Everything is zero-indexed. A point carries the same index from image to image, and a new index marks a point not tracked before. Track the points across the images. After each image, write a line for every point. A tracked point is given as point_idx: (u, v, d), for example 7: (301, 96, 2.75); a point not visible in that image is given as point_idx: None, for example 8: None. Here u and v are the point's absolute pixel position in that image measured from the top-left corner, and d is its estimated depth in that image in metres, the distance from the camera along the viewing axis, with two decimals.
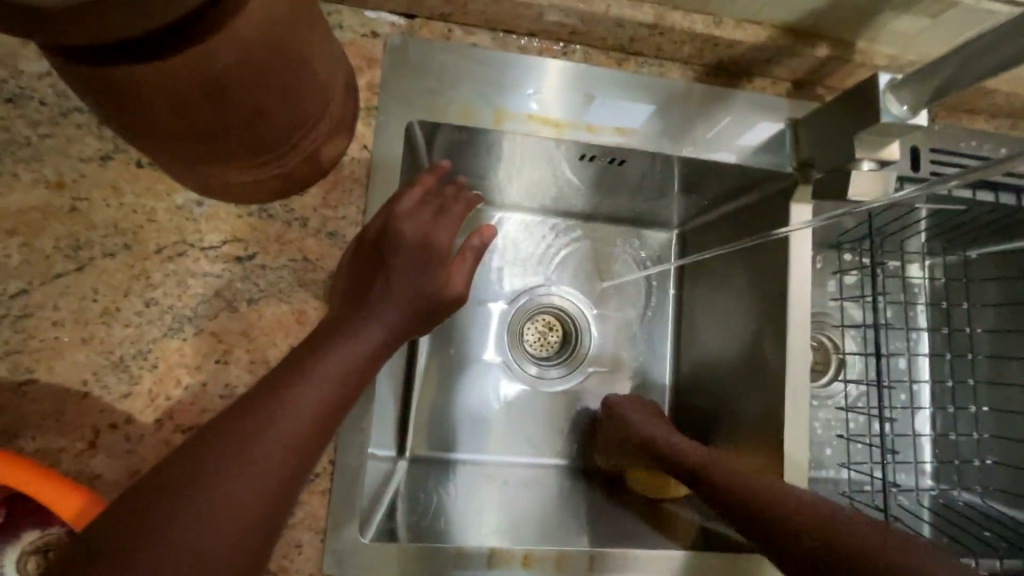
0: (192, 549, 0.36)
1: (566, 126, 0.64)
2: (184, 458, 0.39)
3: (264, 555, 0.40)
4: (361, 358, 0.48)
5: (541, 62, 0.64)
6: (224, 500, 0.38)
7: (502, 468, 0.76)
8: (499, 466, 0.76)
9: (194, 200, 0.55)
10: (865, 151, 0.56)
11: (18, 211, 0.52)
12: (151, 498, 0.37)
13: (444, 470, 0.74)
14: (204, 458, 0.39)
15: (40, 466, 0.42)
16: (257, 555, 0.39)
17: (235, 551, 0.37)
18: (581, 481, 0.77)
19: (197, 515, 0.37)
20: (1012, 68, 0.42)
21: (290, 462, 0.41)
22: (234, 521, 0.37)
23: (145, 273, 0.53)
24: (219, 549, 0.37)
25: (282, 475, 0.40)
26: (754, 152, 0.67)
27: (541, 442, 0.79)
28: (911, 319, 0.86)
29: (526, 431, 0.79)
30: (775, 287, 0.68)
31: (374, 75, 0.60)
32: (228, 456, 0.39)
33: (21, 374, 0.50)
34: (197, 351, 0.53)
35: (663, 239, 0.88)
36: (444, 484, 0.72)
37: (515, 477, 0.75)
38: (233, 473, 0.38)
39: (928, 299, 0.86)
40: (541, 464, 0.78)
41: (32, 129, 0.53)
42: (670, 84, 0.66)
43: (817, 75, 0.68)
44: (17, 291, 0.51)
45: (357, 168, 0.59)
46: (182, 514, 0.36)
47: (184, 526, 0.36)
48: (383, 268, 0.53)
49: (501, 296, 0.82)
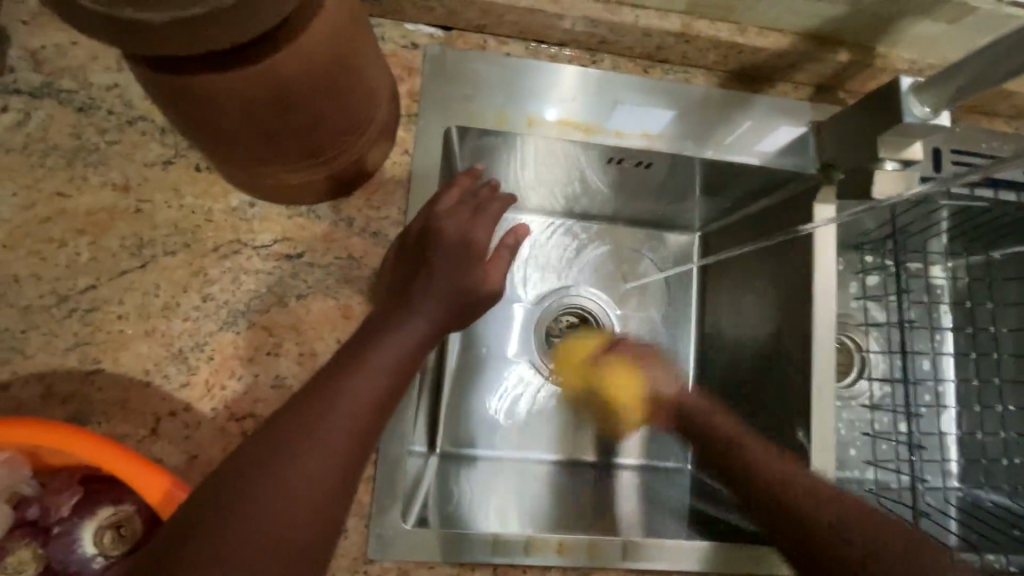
0: (271, 529, 0.40)
1: (595, 130, 0.67)
2: (257, 445, 0.44)
3: (331, 535, 0.43)
4: (407, 351, 0.51)
5: (571, 70, 0.67)
6: (295, 484, 0.42)
7: (529, 465, 0.78)
8: (525, 462, 0.78)
9: (248, 201, 0.58)
10: (889, 151, 0.58)
11: (87, 212, 0.56)
12: (227, 482, 0.42)
13: (473, 465, 0.76)
14: (271, 446, 0.43)
15: (121, 447, 0.44)
16: (324, 533, 0.42)
17: (308, 530, 0.41)
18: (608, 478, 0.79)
19: (268, 497, 0.41)
20: None
21: (350, 448, 0.45)
22: (304, 503, 0.41)
23: (202, 270, 0.56)
24: (290, 527, 0.41)
25: (343, 461, 0.44)
26: (777, 154, 0.69)
27: (567, 440, 0.81)
28: (934, 319, 0.86)
29: (552, 429, 0.81)
30: (799, 285, 0.70)
31: (414, 84, 0.64)
32: (292, 444, 0.43)
33: (89, 364, 0.54)
34: (250, 344, 0.56)
35: (685, 241, 0.90)
36: (475, 478, 0.74)
37: (541, 473, 0.77)
38: (296, 458, 0.42)
39: (951, 299, 0.87)
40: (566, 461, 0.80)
41: (100, 136, 0.57)
42: (695, 90, 0.69)
43: (839, 79, 0.70)
44: (86, 286, 0.55)
45: (398, 171, 0.62)
46: (259, 497, 0.41)
47: (261, 508, 0.40)
48: (425, 265, 0.56)
49: (528, 296, 0.85)
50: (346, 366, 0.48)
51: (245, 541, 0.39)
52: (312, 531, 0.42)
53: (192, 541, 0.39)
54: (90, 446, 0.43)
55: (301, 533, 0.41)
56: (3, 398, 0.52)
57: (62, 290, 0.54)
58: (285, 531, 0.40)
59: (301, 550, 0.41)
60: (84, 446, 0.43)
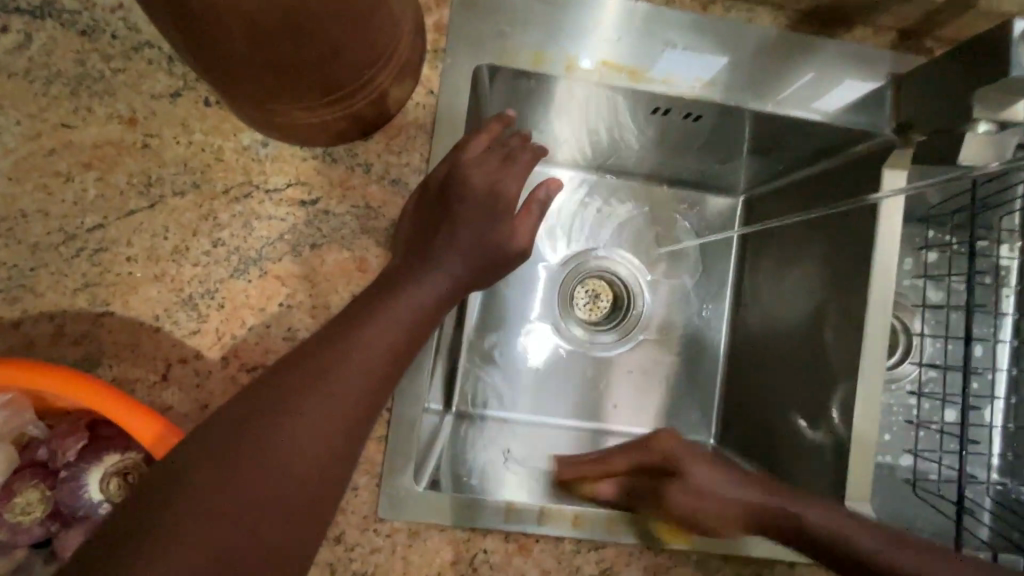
0: (269, 480, 0.38)
1: (641, 74, 0.60)
2: (262, 393, 0.41)
3: (340, 484, 0.42)
4: (426, 305, 0.48)
5: (619, 5, 0.59)
6: (298, 435, 0.39)
7: (537, 427, 0.75)
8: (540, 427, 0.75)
9: (260, 140, 0.54)
10: (985, 109, 0.50)
11: (93, 146, 0.52)
12: (236, 422, 0.40)
13: (487, 426, 0.74)
14: (278, 391, 0.41)
15: (113, 392, 0.43)
16: (331, 483, 0.41)
17: (311, 485, 0.40)
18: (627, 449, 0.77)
19: (276, 443, 0.39)
20: None
21: (358, 406, 0.42)
22: (307, 458, 0.39)
23: (212, 213, 0.53)
24: (294, 475, 0.39)
25: (352, 416, 0.42)
26: (845, 111, 0.62)
27: (581, 405, 0.77)
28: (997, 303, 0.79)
29: (566, 395, 0.77)
30: (855, 261, 0.63)
31: (442, 15, 0.57)
32: (301, 391, 0.41)
33: (98, 306, 0.52)
34: (261, 293, 0.53)
35: (726, 205, 0.83)
36: (488, 440, 0.72)
37: (550, 440, 0.74)
38: (309, 408, 0.40)
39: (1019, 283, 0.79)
40: (579, 427, 0.77)
41: (105, 64, 0.53)
42: (758, 31, 0.60)
43: (929, 23, 0.60)
44: (94, 225, 0.52)
45: (422, 114, 0.56)
46: (260, 447, 0.38)
47: (267, 457, 0.38)
48: (447, 216, 0.52)
49: (553, 257, 0.80)
50: (358, 319, 0.46)
51: (250, 484, 0.37)
52: (318, 490, 0.40)
53: (182, 485, 0.36)
54: (80, 390, 0.42)
55: (304, 487, 0.39)
56: (12, 335, 0.51)
57: (69, 228, 0.52)
58: (286, 484, 0.38)
59: (301, 508, 0.39)
60: (77, 390, 0.42)
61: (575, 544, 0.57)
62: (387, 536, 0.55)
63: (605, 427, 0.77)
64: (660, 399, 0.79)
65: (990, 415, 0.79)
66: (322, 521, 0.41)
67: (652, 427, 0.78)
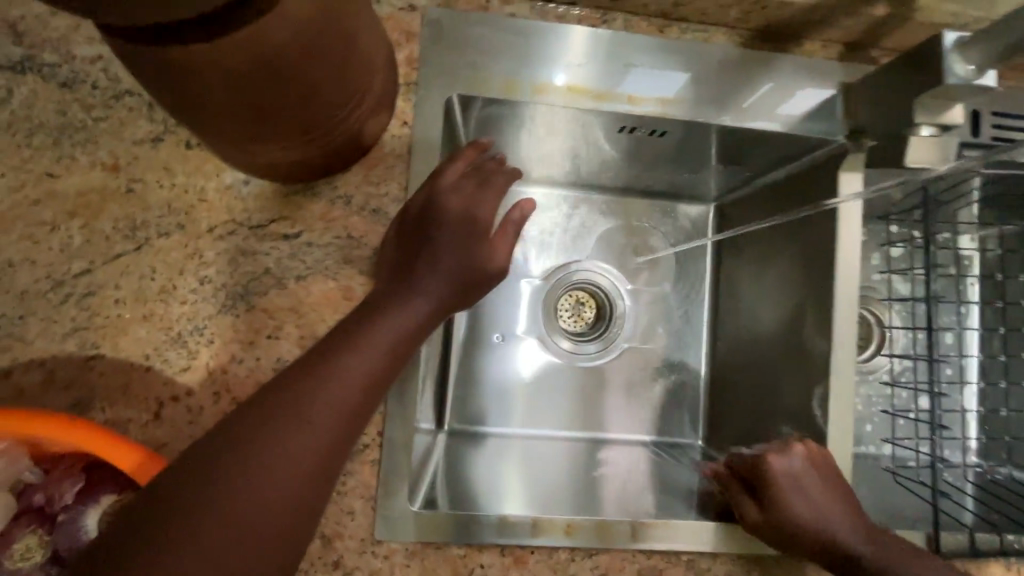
0: (243, 511, 0.38)
1: (606, 96, 0.62)
2: (244, 421, 0.42)
3: (319, 508, 0.42)
4: (408, 329, 0.49)
5: (582, 33, 0.61)
6: (274, 461, 0.40)
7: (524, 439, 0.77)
8: (529, 439, 0.77)
9: (242, 178, 0.56)
10: (924, 115, 0.54)
11: (79, 193, 0.54)
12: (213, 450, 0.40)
13: (478, 442, 0.75)
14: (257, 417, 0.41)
15: (123, 440, 0.44)
16: (308, 509, 0.41)
17: (285, 512, 0.39)
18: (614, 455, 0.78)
19: (252, 470, 0.39)
20: None
21: (335, 435, 0.42)
22: (280, 481, 0.39)
23: (198, 252, 0.55)
24: (269, 500, 0.39)
25: (329, 444, 0.42)
26: (801, 120, 0.64)
27: (572, 415, 0.79)
28: (961, 292, 0.82)
29: (557, 407, 0.79)
30: (822, 261, 0.66)
31: (413, 49, 0.59)
32: (279, 416, 0.41)
33: (89, 349, 0.53)
34: (250, 327, 0.55)
35: (699, 213, 0.86)
36: (479, 455, 0.73)
37: (542, 452, 0.76)
38: (286, 432, 0.41)
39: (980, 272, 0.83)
40: (567, 436, 0.78)
41: (86, 112, 0.54)
42: (712, 50, 0.63)
43: (873, 36, 0.63)
44: (81, 270, 0.53)
45: (398, 145, 0.59)
46: (233, 473, 0.39)
47: (242, 484, 0.38)
48: (426, 240, 0.53)
49: (535, 272, 0.82)
50: (337, 347, 0.46)
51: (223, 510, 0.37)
52: (292, 520, 0.40)
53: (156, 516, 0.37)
54: (92, 435, 0.43)
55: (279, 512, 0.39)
56: (3, 383, 0.52)
57: (57, 274, 0.53)
58: (260, 515, 0.38)
59: (274, 536, 0.39)
60: (86, 435, 0.43)
61: (570, 552, 0.59)
62: (385, 558, 0.56)
63: (596, 435, 0.79)
64: (645, 405, 0.81)
65: (965, 400, 0.82)
66: (296, 554, 0.41)
67: (641, 432, 0.81)
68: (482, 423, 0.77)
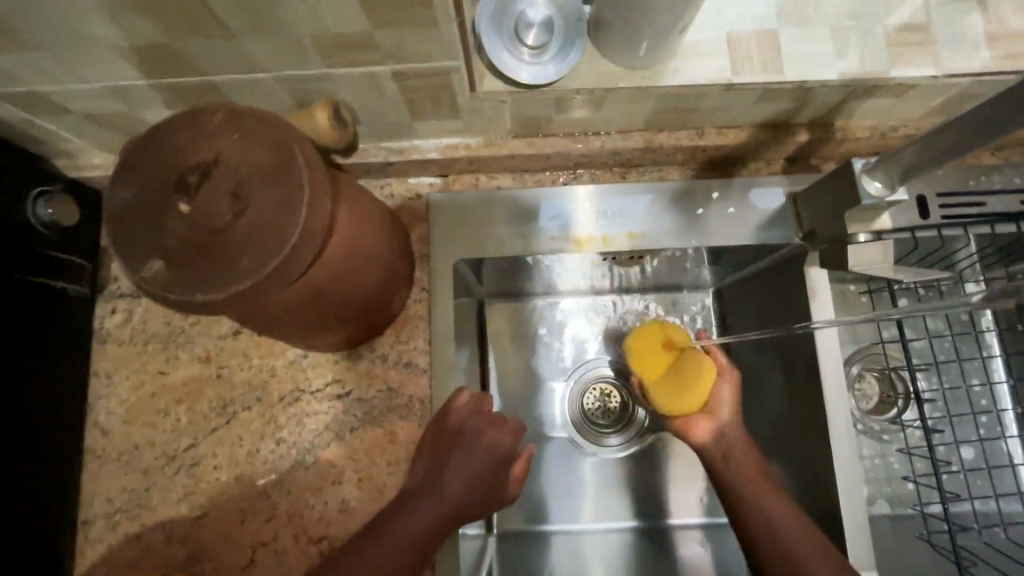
0: None
1: (588, 240, 0.73)
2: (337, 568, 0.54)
3: None
4: (466, 490, 0.61)
5: (557, 191, 0.73)
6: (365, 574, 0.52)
7: (591, 536, 0.81)
8: (591, 534, 0.81)
9: (302, 353, 0.70)
10: (858, 226, 0.62)
11: (182, 383, 0.69)
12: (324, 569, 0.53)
13: (540, 541, 0.81)
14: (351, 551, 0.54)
15: None
16: None
17: None
18: (676, 540, 0.82)
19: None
20: (961, 152, 0.47)
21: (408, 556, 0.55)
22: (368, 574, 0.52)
23: (274, 418, 0.68)
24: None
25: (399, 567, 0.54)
26: (759, 230, 0.73)
27: (626, 507, 0.82)
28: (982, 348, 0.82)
29: (614, 499, 0.83)
30: (805, 346, 0.73)
31: (424, 228, 0.74)
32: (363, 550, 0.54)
33: (197, 510, 0.66)
34: (318, 475, 0.67)
35: (701, 299, 0.89)
36: (542, 560, 0.80)
37: (609, 542, 0.81)
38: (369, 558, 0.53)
39: (995, 323, 0.84)
40: (623, 528, 0.82)
41: (185, 319, 0.71)
42: (669, 185, 0.74)
43: (807, 152, 0.73)
44: (187, 445, 0.68)
45: (420, 307, 0.72)
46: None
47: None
48: (453, 444, 0.62)
49: (558, 376, 0.86)
50: (463, 445, 0.63)
51: None
52: None
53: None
54: None
55: None
56: (135, 544, 0.65)
57: (170, 451, 0.67)
58: None
59: None
60: None
61: None
62: None
63: (657, 523, 0.82)
64: (695, 492, 0.83)
65: (1009, 450, 0.82)
66: None
67: (695, 514, 0.83)
68: (542, 521, 0.82)
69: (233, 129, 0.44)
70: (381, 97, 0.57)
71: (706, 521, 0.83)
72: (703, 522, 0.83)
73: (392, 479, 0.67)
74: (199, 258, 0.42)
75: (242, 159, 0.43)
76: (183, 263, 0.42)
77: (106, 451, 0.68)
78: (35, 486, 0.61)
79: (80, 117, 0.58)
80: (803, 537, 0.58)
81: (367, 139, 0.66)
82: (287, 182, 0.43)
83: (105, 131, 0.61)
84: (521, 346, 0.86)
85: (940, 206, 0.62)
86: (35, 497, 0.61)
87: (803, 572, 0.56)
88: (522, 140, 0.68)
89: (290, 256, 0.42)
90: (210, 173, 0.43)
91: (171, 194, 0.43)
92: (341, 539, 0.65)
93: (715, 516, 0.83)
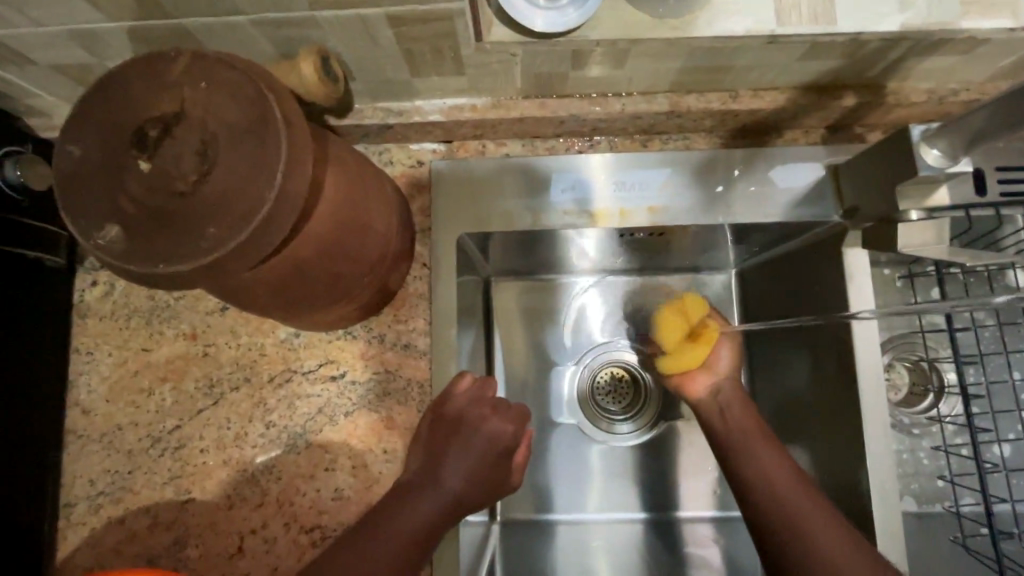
0: None
1: (602, 214, 0.66)
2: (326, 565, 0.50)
3: None
4: (467, 485, 0.56)
5: (570, 159, 0.67)
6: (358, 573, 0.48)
7: (598, 527, 0.77)
8: (599, 524, 0.77)
9: (293, 332, 0.65)
10: (910, 203, 0.55)
11: (166, 360, 0.65)
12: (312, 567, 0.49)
13: (545, 530, 0.77)
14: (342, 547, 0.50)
15: None
16: None
17: None
18: (689, 535, 0.77)
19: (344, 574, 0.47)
20: None
21: (404, 554, 0.51)
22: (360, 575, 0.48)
23: (263, 399, 0.64)
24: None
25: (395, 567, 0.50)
26: (793, 206, 0.66)
27: (638, 498, 0.78)
28: None
29: (623, 489, 0.78)
30: (837, 333, 0.67)
31: (424, 199, 0.68)
32: (355, 545, 0.50)
33: (183, 494, 0.62)
34: (309, 461, 0.63)
35: (722, 282, 0.83)
36: (547, 550, 0.76)
37: (617, 534, 0.77)
38: (361, 555, 0.49)
39: None
40: (632, 520, 0.78)
41: (169, 294, 0.66)
42: (695, 155, 0.67)
43: (851, 119, 0.66)
44: (172, 427, 0.64)
45: (420, 284, 0.66)
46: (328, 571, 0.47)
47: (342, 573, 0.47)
48: (453, 433, 0.58)
49: (568, 360, 0.81)
50: (465, 435, 0.58)
51: None
52: None
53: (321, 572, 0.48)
54: None
55: None
56: (118, 529, 0.62)
57: (155, 432, 0.64)
58: None
59: None
60: None
61: None
62: None
63: (668, 515, 0.78)
64: (710, 486, 0.78)
65: None
66: None
67: (710, 508, 0.78)
68: (548, 510, 0.77)
69: (201, 77, 0.38)
70: (376, 48, 0.51)
71: (721, 515, 0.78)
72: (718, 516, 0.78)
73: (388, 467, 0.62)
74: (163, 226, 0.37)
75: (211, 112, 0.37)
76: (145, 232, 0.37)
77: (88, 431, 0.64)
78: (11, 469, 0.57)
79: (43, 68, 0.52)
80: (806, 502, 0.53)
81: (363, 99, 0.60)
82: (262, 140, 0.38)
83: (74, 86, 0.56)
84: (529, 327, 0.81)
85: (999, 181, 0.53)
86: (12, 480, 0.58)
87: (802, 533, 0.51)
88: (533, 101, 0.61)
89: (263, 228, 0.37)
90: (174, 127, 0.37)
91: (130, 151, 0.37)
92: (334, 529, 0.61)
93: (731, 511, 0.78)
